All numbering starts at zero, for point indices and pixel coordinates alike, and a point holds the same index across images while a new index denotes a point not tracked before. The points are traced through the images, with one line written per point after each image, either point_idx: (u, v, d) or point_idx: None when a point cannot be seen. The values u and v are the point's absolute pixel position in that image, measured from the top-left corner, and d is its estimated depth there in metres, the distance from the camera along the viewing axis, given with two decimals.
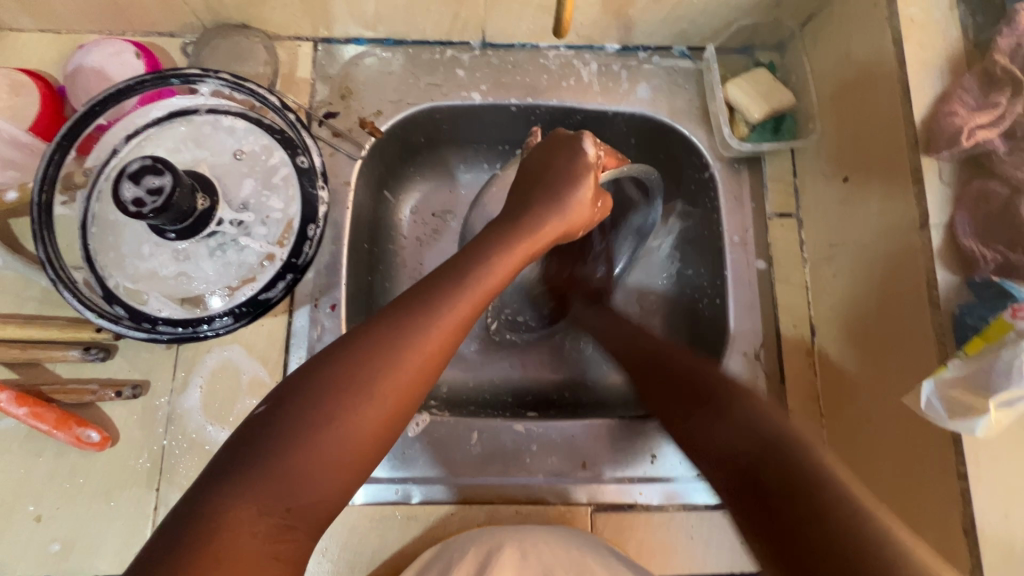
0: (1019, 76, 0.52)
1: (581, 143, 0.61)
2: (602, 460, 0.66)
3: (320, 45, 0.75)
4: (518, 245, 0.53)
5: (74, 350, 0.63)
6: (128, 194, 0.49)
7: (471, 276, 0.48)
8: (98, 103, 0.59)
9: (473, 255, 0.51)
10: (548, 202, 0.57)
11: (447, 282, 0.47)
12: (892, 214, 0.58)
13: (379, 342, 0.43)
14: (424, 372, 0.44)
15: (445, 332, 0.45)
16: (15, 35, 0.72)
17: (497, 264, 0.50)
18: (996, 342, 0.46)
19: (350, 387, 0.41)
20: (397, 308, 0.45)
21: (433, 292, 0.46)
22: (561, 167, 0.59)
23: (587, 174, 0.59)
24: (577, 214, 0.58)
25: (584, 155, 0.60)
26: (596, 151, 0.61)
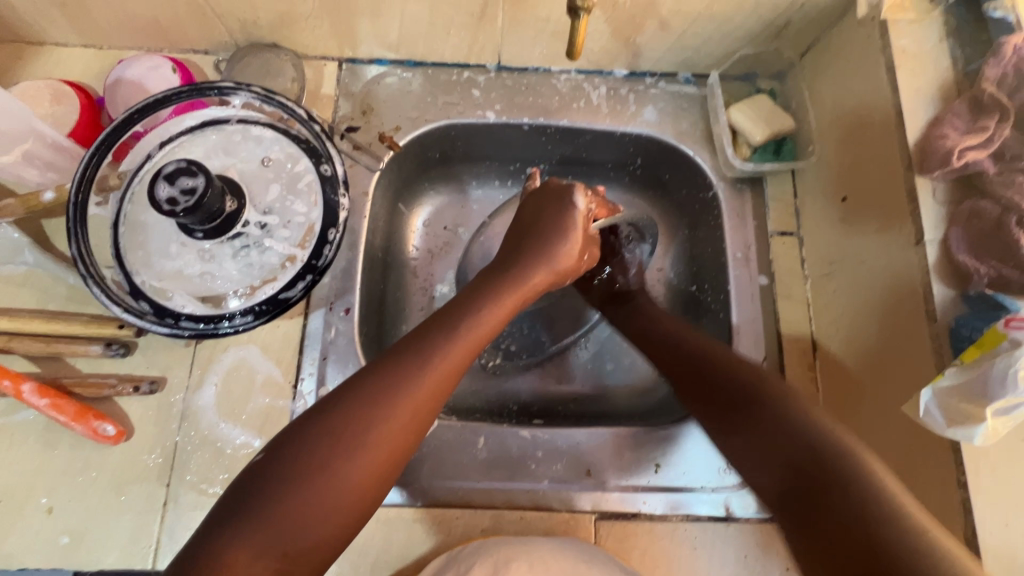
0: (1006, 103, 0.55)
1: (574, 196, 0.64)
2: (607, 468, 0.67)
3: (345, 64, 0.80)
4: (507, 299, 0.56)
5: (95, 345, 0.65)
6: (163, 193, 0.52)
7: (465, 328, 0.51)
8: (137, 112, 0.63)
9: (462, 308, 0.54)
10: (537, 253, 0.60)
11: (439, 333, 0.50)
12: (889, 231, 0.60)
13: (373, 393, 0.45)
14: (419, 424, 0.46)
15: (435, 389, 0.48)
16: (59, 49, 0.77)
17: (486, 318, 0.53)
18: (990, 351, 0.47)
19: (349, 439, 0.43)
20: (393, 359, 0.48)
21: (426, 344, 0.49)
22: (553, 218, 0.62)
23: (574, 228, 0.62)
24: (563, 264, 0.61)
25: (574, 208, 0.63)
26: (586, 204, 0.64)
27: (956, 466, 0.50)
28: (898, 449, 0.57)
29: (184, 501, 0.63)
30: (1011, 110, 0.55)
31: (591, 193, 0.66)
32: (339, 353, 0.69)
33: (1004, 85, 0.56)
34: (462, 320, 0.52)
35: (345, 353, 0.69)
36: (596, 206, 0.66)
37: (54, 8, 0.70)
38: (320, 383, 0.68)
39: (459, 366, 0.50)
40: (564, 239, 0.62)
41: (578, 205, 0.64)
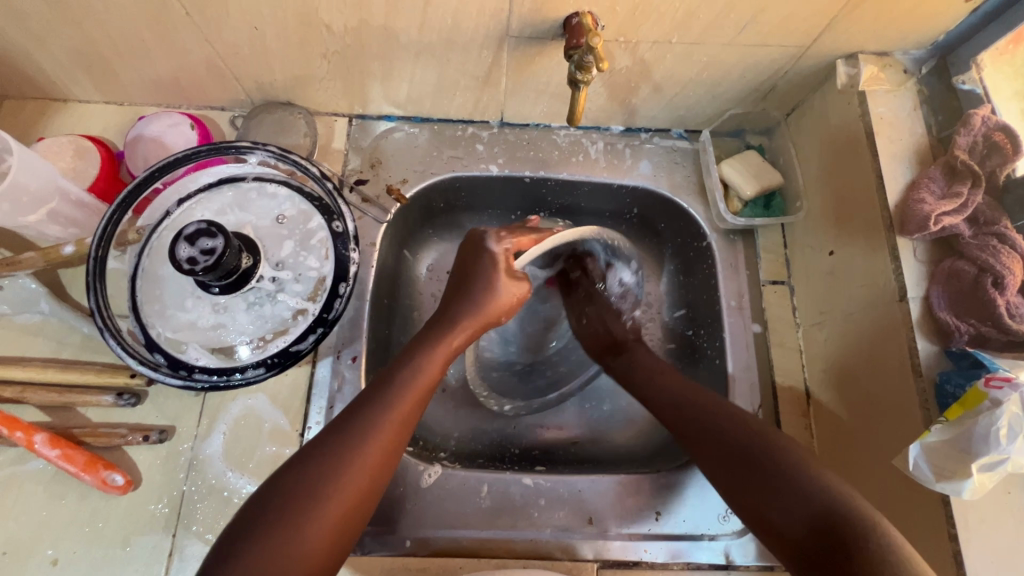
0: (977, 170, 0.59)
1: (487, 244, 0.64)
2: (609, 516, 0.68)
3: (355, 120, 0.84)
4: (441, 351, 0.60)
5: (107, 395, 0.67)
6: (184, 254, 0.55)
7: (404, 381, 0.57)
8: (157, 171, 0.66)
9: (404, 364, 0.59)
10: (464, 299, 0.63)
11: (382, 391, 0.56)
12: (873, 286, 0.64)
13: (333, 456, 0.50)
14: (375, 476, 0.52)
15: (387, 444, 0.53)
16: (82, 106, 0.81)
17: (423, 368, 0.58)
18: (973, 409, 0.49)
19: (312, 501, 0.48)
20: (343, 423, 0.53)
21: (372, 402, 0.55)
22: (467, 271, 0.65)
23: (491, 273, 0.63)
24: (489, 310, 0.63)
25: (488, 254, 0.63)
26: (500, 247, 0.63)
27: (946, 519, 0.52)
28: (888, 496, 0.58)
29: (190, 551, 0.64)
30: (981, 177, 0.59)
31: (508, 235, 0.65)
32: (346, 401, 0.71)
33: (975, 153, 0.61)
34: (401, 371, 0.58)
35: (351, 401, 0.71)
36: (514, 245, 0.64)
37: (79, 69, 0.73)
38: None
39: (408, 417, 0.55)
40: (484, 281, 0.63)
41: (494, 250, 0.64)
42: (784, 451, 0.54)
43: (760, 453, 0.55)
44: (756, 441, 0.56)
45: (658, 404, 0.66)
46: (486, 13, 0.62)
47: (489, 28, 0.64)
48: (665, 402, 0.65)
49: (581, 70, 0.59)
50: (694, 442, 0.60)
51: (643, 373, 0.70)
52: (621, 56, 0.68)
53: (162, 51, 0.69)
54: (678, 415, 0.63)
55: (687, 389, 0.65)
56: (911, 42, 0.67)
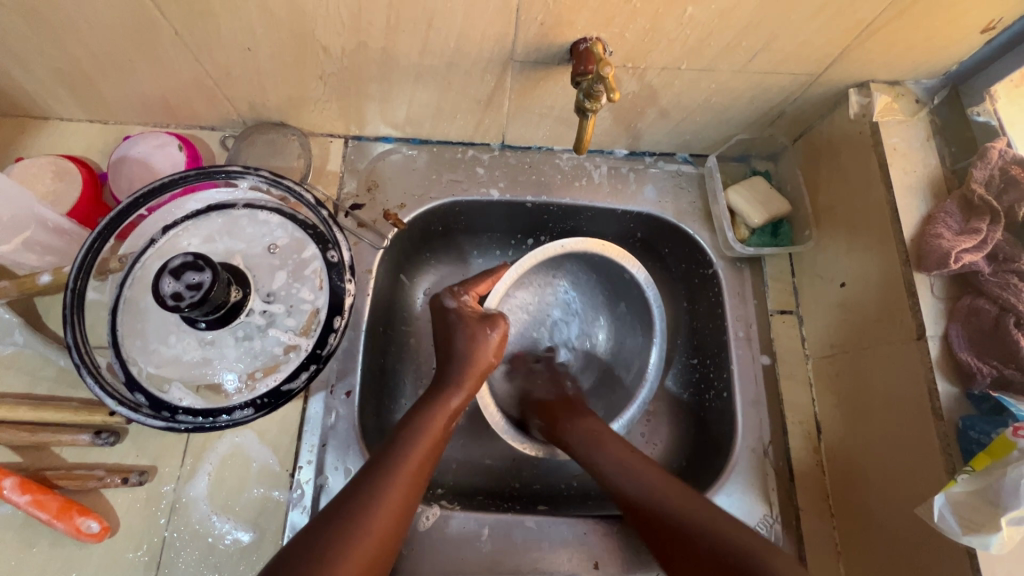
0: (995, 206, 0.57)
1: (444, 302, 0.70)
2: (615, 560, 0.65)
3: (351, 141, 0.81)
4: (443, 407, 0.61)
5: (84, 434, 0.63)
6: (168, 288, 0.51)
7: (407, 447, 0.56)
8: (142, 197, 0.62)
9: (406, 430, 0.58)
10: (452, 357, 0.65)
11: (385, 458, 0.55)
12: (888, 321, 0.62)
13: (350, 516, 0.49)
14: (381, 548, 0.49)
15: (394, 515, 0.51)
16: (64, 124, 0.77)
17: (427, 430, 0.58)
18: (1001, 459, 0.48)
19: (334, 559, 0.45)
20: (349, 494, 0.51)
21: (377, 471, 0.53)
22: (445, 327, 0.68)
23: (462, 322, 0.67)
24: (477, 361, 0.65)
25: (450, 310, 0.69)
26: (459, 300, 0.70)
27: (973, 572, 0.50)
28: (906, 540, 0.57)
29: None
30: (1001, 212, 0.58)
31: (463, 289, 0.71)
32: (339, 439, 0.67)
33: (992, 186, 0.59)
34: (404, 435, 0.57)
35: (345, 439, 0.67)
36: (470, 294, 0.70)
37: (62, 87, 0.70)
38: (319, 472, 0.66)
39: (421, 473, 0.55)
40: (464, 335, 0.66)
41: (452, 305, 0.69)
42: (700, 507, 0.55)
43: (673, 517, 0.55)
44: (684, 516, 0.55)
45: (627, 492, 0.59)
46: (490, 37, 0.59)
47: (493, 51, 0.62)
48: (635, 494, 0.59)
49: (590, 99, 0.57)
50: (665, 546, 0.55)
51: (614, 467, 0.61)
52: (628, 81, 0.66)
53: (149, 70, 0.66)
54: (655, 508, 0.57)
55: (660, 475, 0.60)
56: (923, 71, 0.65)
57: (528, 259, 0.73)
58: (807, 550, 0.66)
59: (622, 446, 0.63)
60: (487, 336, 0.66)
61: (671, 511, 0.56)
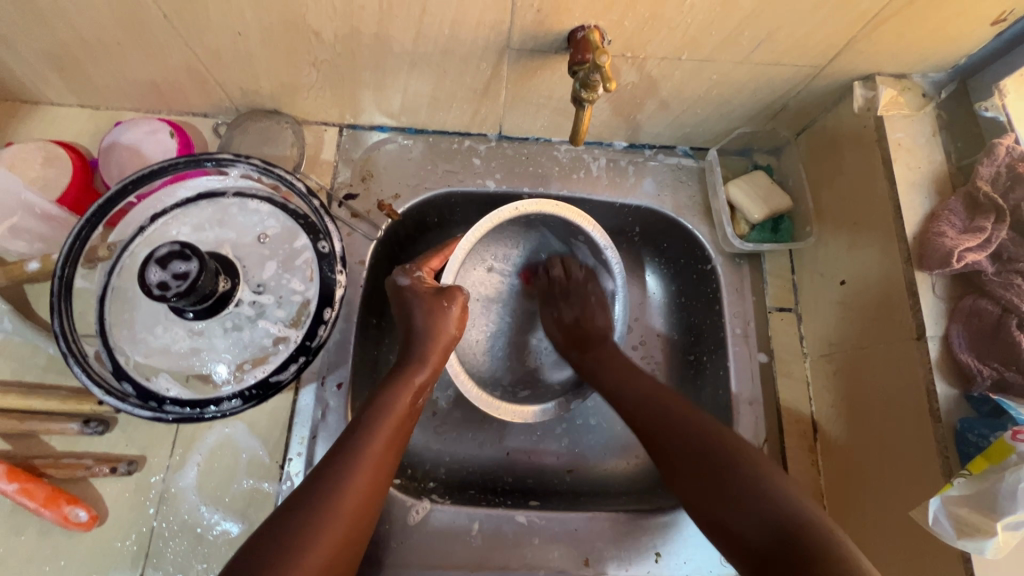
0: (1001, 204, 0.56)
1: (399, 279, 0.69)
2: (605, 557, 0.65)
3: (346, 130, 0.80)
4: (405, 390, 0.59)
5: (72, 423, 0.62)
6: (154, 278, 0.50)
7: (375, 420, 0.55)
8: (131, 182, 0.60)
9: (369, 411, 0.56)
10: (413, 333, 0.64)
11: (353, 433, 0.54)
12: (888, 320, 0.60)
13: (316, 496, 0.48)
14: (353, 522, 0.49)
15: (360, 494, 0.50)
16: (55, 109, 0.76)
17: (393, 406, 0.57)
18: (998, 463, 0.47)
19: (300, 539, 0.45)
20: (315, 474, 0.51)
21: (344, 448, 0.52)
22: (404, 305, 0.66)
23: (416, 302, 0.65)
24: (438, 341, 0.63)
25: (404, 285, 0.67)
26: (411, 276, 0.68)
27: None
28: (895, 541, 0.57)
29: None
30: (1006, 211, 0.56)
31: (415, 266, 0.70)
32: (329, 431, 0.67)
33: (998, 184, 0.58)
34: (371, 412, 0.56)
35: (335, 431, 0.67)
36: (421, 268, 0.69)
37: (51, 71, 0.69)
38: (309, 464, 0.65)
39: (388, 453, 0.54)
40: (421, 311, 0.64)
41: (405, 284, 0.68)
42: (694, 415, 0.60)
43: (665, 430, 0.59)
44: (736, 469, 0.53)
45: (626, 399, 0.65)
46: (486, 24, 0.58)
47: (489, 39, 0.60)
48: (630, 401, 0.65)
49: (586, 89, 0.56)
50: (657, 445, 0.59)
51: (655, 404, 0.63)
52: (627, 72, 0.65)
53: (139, 56, 0.65)
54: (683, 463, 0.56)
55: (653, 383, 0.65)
56: (930, 64, 0.64)
57: (487, 222, 0.70)
58: None
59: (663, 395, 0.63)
60: (439, 312, 0.64)
61: (673, 418, 0.60)
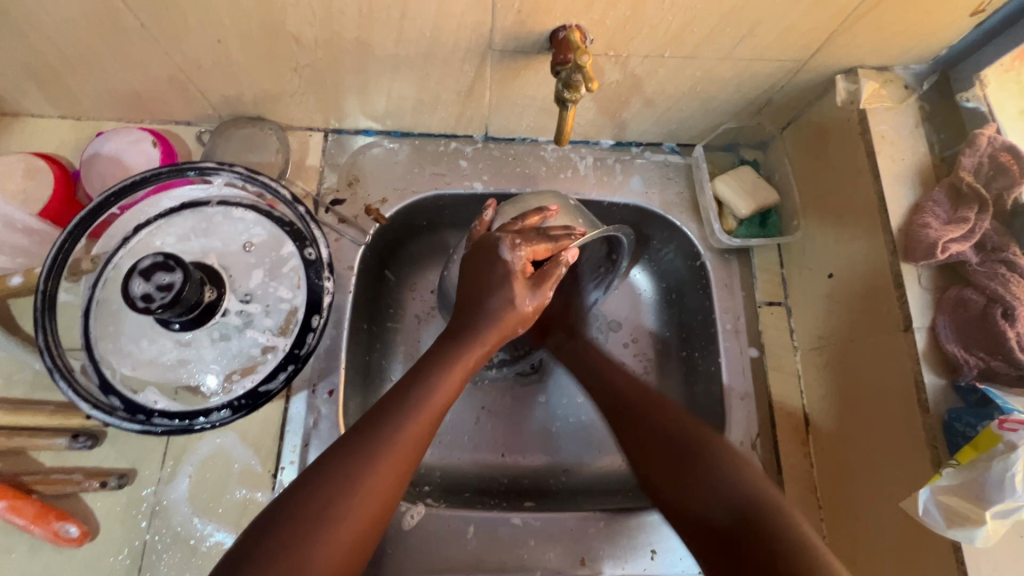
0: (984, 194, 0.56)
1: (500, 250, 0.61)
2: (601, 555, 0.65)
3: (331, 135, 0.79)
4: (456, 369, 0.56)
5: (61, 438, 0.62)
6: (138, 290, 0.50)
7: (418, 404, 0.53)
8: (113, 195, 0.60)
9: (416, 385, 0.54)
10: (481, 309, 0.59)
11: (392, 416, 0.51)
12: (876, 312, 0.61)
13: (354, 468, 0.47)
14: (386, 504, 0.48)
15: (398, 472, 0.49)
16: (35, 120, 0.75)
17: (437, 388, 0.55)
18: (987, 453, 0.48)
19: (326, 516, 0.44)
20: (351, 439, 0.49)
21: (380, 429, 0.50)
22: (485, 275, 0.60)
23: (506, 279, 0.59)
24: (508, 321, 0.59)
25: (504, 262, 0.60)
26: (516, 254, 0.60)
27: (958, 565, 0.49)
28: (892, 525, 0.56)
29: None
30: (990, 201, 0.57)
31: (522, 242, 0.61)
32: (322, 439, 0.66)
33: (981, 174, 0.58)
34: (414, 395, 0.53)
35: (327, 439, 0.66)
36: (529, 253, 0.60)
37: (30, 83, 0.68)
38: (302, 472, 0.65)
39: (425, 434, 0.53)
40: (503, 293, 0.59)
41: (507, 259, 0.60)
42: (659, 406, 0.62)
43: (641, 416, 0.61)
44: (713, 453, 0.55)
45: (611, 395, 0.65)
46: (467, 25, 0.57)
47: (471, 41, 0.60)
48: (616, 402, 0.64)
49: (569, 89, 0.56)
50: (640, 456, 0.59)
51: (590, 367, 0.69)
52: (611, 70, 0.65)
53: (119, 65, 0.64)
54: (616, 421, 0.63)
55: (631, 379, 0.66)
56: (912, 56, 0.64)
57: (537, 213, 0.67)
58: None
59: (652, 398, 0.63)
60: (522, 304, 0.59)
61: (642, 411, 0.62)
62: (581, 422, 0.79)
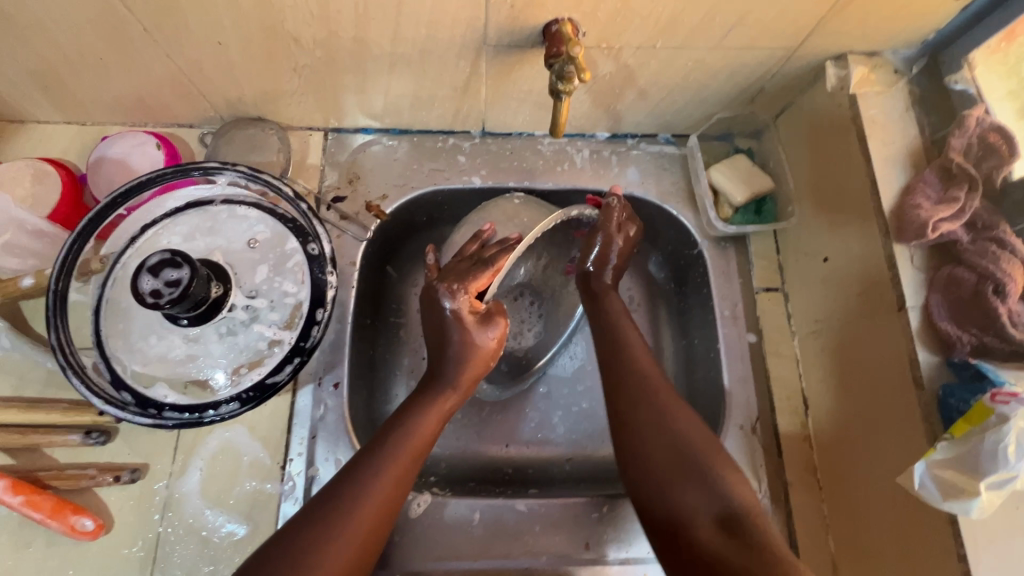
0: (972, 174, 0.58)
1: (442, 304, 0.62)
2: (606, 540, 0.66)
3: (331, 134, 0.80)
4: (432, 413, 0.59)
5: (74, 435, 0.63)
6: (147, 286, 0.51)
7: (397, 446, 0.55)
8: (121, 196, 0.62)
9: (396, 429, 0.57)
10: (445, 356, 0.62)
11: (372, 460, 0.53)
12: (871, 294, 0.62)
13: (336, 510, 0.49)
14: (370, 543, 0.50)
15: (380, 510, 0.51)
16: (41, 126, 0.77)
17: (416, 431, 0.57)
18: (980, 426, 0.49)
19: (313, 554, 0.46)
20: (333, 486, 0.52)
21: (362, 472, 0.52)
22: (437, 322, 0.63)
23: (456, 328, 0.62)
24: (476, 360, 0.62)
25: (449, 313, 0.62)
26: (458, 301, 0.62)
27: (954, 538, 0.50)
28: (891, 500, 0.57)
29: None
30: (978, 180, 0.58)
31: (460, 286, 0.62)
32: (329, 431, 0.68)
33: (970, 154, 0.59)
34: (394, 437, 0.56)
35: (334, 430, 0.68)
36: (469, 294, 0.62)
37: (36, 89, 0.69)
38: (310, 463, 0.66)
39: (408, 475, 0.55)
40: (457, 336, 0.62)
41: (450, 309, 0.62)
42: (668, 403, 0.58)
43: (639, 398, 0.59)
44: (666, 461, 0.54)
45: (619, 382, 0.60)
46: (462, 21, 0.59)
47: (466, 36, 0.61)
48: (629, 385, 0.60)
49: (563, 81, 0.57)
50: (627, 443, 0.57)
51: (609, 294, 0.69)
52: (604, 62, 0.66)
53: (123, 70, 0.66)
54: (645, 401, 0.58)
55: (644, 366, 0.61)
56: (900, 41, 0.65)
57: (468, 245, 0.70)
58: (796, 522, 0.66)
59: (614, 348, 0.63)
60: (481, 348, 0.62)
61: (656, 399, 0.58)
62: (582, 410, 0.80)
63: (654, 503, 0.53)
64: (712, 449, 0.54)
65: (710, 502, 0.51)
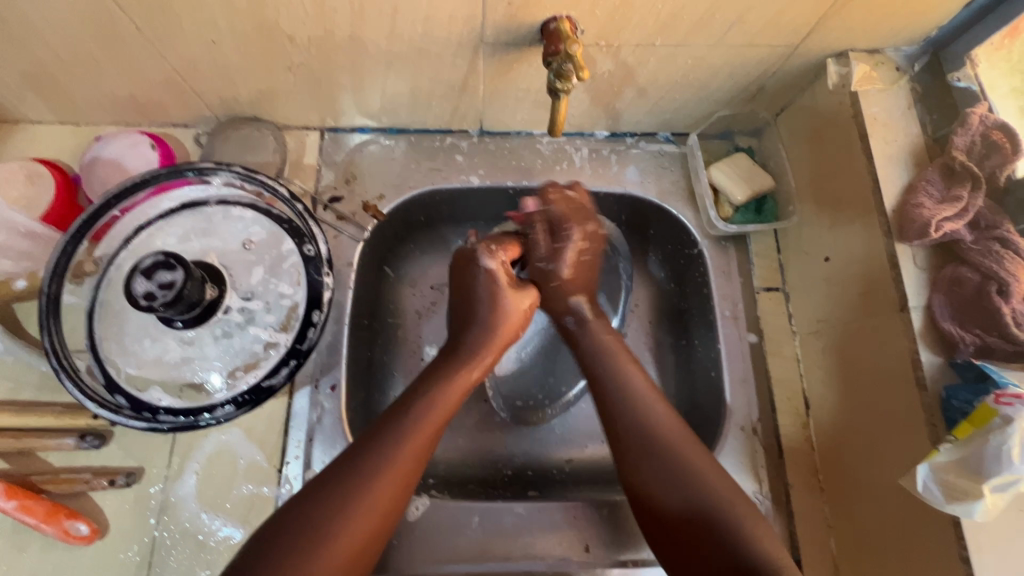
0: (976, 172, 0.57)
1: (479, 261, 0.66)
2: (605, 543, 0.65)
3: (327, 133, 0.80)
4: (456, 382, 0.59)
5: (69, 438, 0.63)
6: (140, 289, 0.50)
7: (419, 415, 0.55)
8: (114, 197, 0.61)
9: (419, 398, 0.57)
10: (474, 324, 0.64)
11: (392, 430, 0.53)
12: (873, 294, 0.61)
13: (355, 477, 0.49)
14: (388, 514, 0.49)
15: (400, 479, 0.51)
16: (34, 127, 0.76)
17: (439, 400, 0.57)
18: (983, 428, 0.49)
19: (327, 522, 0.46)
20: (354, 451, 0.51)
21: (381, 443, 0.52)
22: (470, 285, 0.66)
23: (492, 288, 0.64)
24: (505, 325, 0.64)
25: (484, 271, 0.65)
26: (496, 260, 0.66)
27: (958, 541, 0.50)
28: (891, 501, 0.57)
29: None
30: (982, 178, 0.57)
31: (499, 248, 0.67)
32: (325, 434, 0.67)
33: (973, 153, 0.58)
34: (416, 407, 0.55)
35: (331, 433, 0.67)
36: (507, 255, 0.67)
37: (29, 89, 0.68)
38: (307, 466, 0.65)
39: (430, 442, 0.55)
40: (490, 297, 0.64)
41: (487, 267, 0.65)
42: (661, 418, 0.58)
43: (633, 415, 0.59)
44: (681, 451, 0.55)
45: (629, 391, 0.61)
46: (459, 19, 0.58)
47: (462, 34, 0.60)
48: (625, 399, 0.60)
49: (561, 79, 0.57)
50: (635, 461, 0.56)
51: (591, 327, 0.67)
52: (603, 60, 0.65)
53: (116, 69, 0.65)
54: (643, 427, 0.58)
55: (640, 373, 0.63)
56: (902, 38, 0.64)
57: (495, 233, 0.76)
58: (797, 524, 0.65)
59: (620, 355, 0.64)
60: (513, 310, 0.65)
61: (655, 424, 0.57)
62: (581, 411, 0.79)
63: (661, 513, 0.53)
64: (722, 485, 0.53)
65: (717, 510, 0.51)
